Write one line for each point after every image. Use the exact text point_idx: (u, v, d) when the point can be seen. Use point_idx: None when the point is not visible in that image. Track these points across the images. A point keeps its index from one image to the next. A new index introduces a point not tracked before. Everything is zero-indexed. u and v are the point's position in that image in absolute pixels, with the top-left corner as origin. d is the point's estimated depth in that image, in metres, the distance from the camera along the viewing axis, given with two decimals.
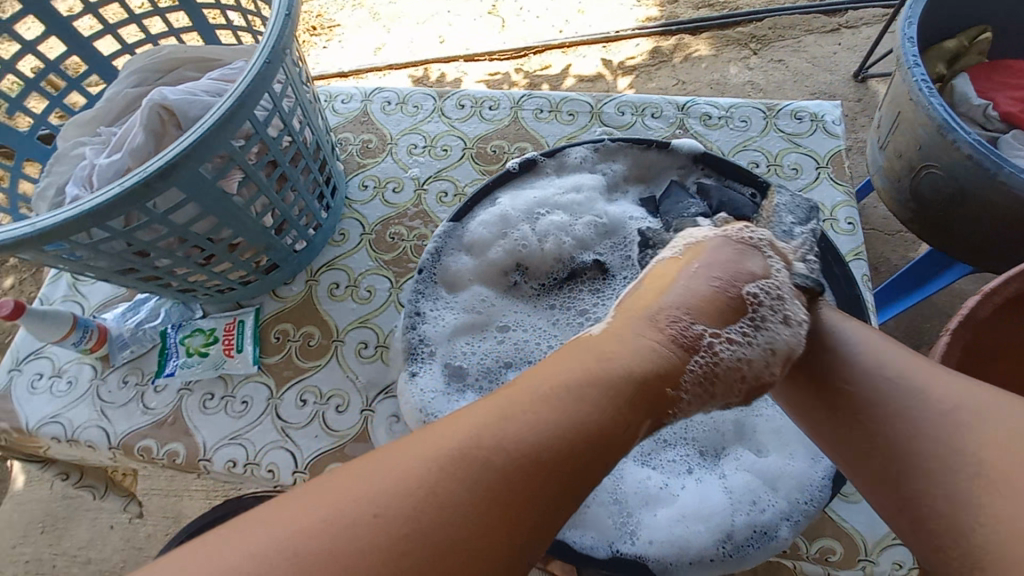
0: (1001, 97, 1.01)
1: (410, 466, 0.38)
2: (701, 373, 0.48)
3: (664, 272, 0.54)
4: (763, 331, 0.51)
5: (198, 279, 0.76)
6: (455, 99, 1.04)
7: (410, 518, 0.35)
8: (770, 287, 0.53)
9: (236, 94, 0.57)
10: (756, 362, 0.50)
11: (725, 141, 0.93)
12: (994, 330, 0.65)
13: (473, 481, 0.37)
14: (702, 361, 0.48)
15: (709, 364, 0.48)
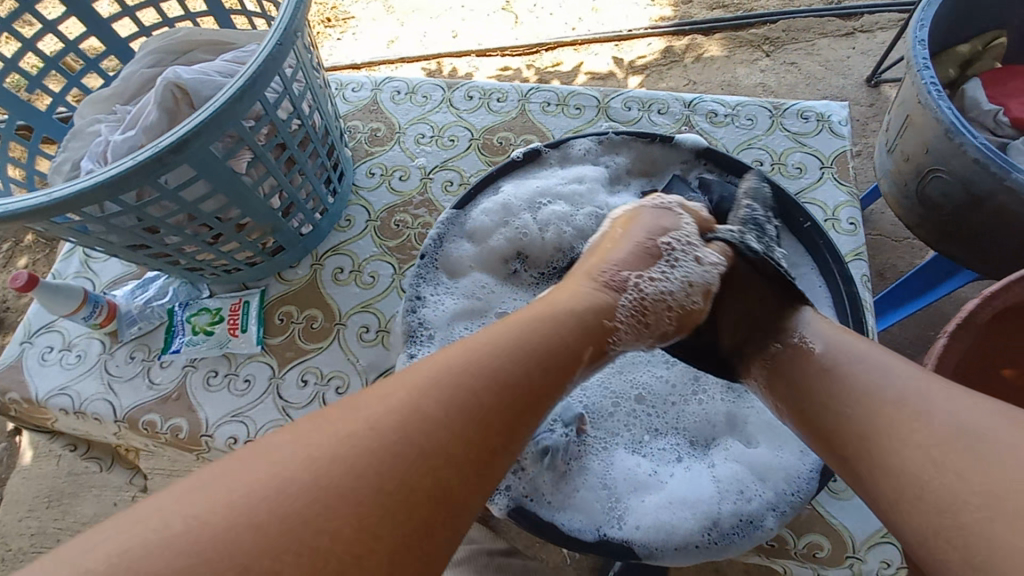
0: (1013, 103, 1.00)
1: (384, 408, 0.41)
2: (631, 309, 0.56)
3: (599, 243, 0.63)
4: (684, 274, 0.59)
5: (205, 258, 0.77)
6: (464, 91, 1.05)
7: (374, 487, 0.37)
8: (679, 235, 0.61)
9: (247, 74, 0.58)
10: (679, 295, 0.58)
11: (730, 138, 0.93)
12: (993, 334, 0.65)
13: (430, 448, 0.39)
14: (630, 300, 0.56)
15: (636, 299, 0.56)
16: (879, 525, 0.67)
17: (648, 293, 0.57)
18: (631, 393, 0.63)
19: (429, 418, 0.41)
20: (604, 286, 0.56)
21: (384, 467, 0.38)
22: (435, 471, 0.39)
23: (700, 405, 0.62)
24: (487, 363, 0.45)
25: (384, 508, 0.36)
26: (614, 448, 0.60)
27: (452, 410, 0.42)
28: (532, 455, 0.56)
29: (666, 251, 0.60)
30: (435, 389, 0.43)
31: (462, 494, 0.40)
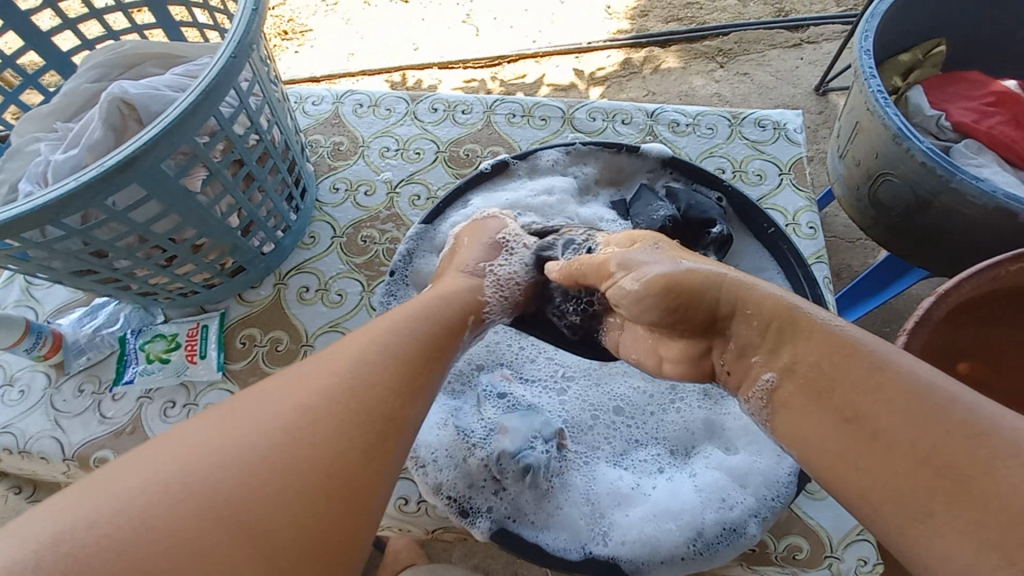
0: (953, 108, 1.07)
1: (296, 431, 0.39)
2: (495, 292, 0.62)
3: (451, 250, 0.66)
4: (525, 255, 0.67)
5: (159, 282, 0.73)
6: (428, 103, 1.03)
7: (298, 461, 0.37)
8: (512, 232, 0.68)
9: (199, 88, 0.55)
10: (526, 276, 0.66)
11: (693, 147, 0.95)
12: (950, 333, 0.67)
13: (343, 419, 0.41)
14: (492, 284, 0.62)
15: (496, 284, 0.62)
16: (854, 523, 0.68)
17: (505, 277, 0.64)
18: (605, 402, 0.63)
19: (339, 387, 0.42)
20: (463, 279, 0.61)
21: (304, 443, 0.38)
22: (357, 439, 0.40)
23: (678, 414, 0.62)
24: (380, 335, 0.48)
25: (316, 481, 0.37)
26: (596, 462, 0.59)
27: (357, 375, 0.44)
28: (514, 472, 0.54)
29: (504, 242, 0.66)
30: (336, 362, 0.45)
31: (388, 456, 0.42)
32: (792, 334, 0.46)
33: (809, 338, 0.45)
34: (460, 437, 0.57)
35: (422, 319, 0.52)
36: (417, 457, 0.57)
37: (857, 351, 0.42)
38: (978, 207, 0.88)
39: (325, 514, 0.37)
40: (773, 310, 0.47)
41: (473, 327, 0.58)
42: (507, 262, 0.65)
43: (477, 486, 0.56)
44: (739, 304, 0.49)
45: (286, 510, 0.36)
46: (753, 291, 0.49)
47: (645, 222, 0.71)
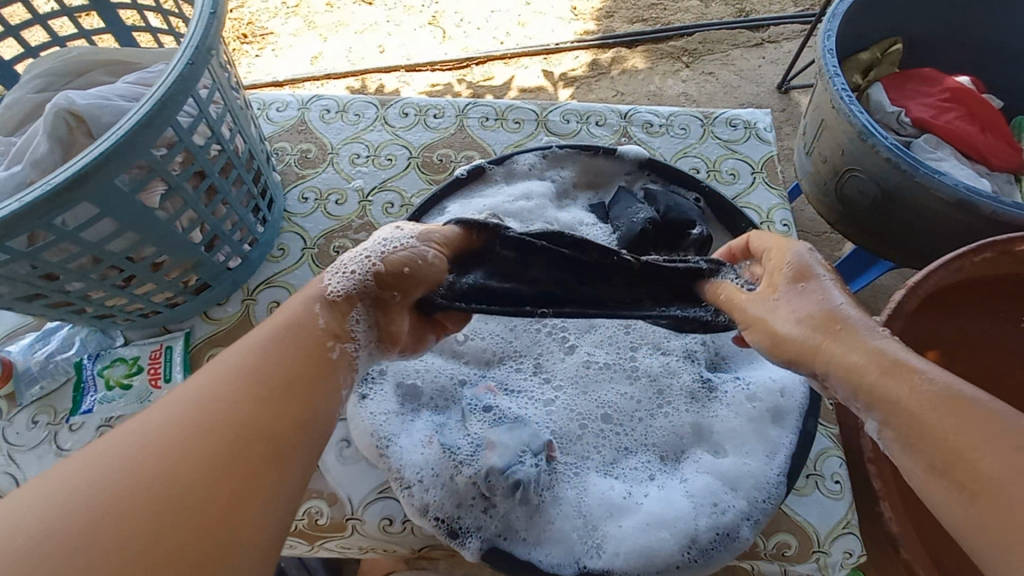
0: (912, 105, 1.10)
1: (153, 450, 0.39)
2: (342, 278, 0.54)
3: None
4: (391, 229, 0.58)
5: (117, 304, 0.68)
6: (398, 107, 1.01)
7: (148, 474, 0.37)
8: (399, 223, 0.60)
9: (154, 98, 0.52)
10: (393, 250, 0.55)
11: (667, 147, 0.95)
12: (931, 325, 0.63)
13: (202, 435, 0.40)
14: (334, 270, 0.55)
15: (342, 270, 0.54)
16: (841, 516, 0.69)
17: (348, 259, 0.55)
18: (593, 410, 0.61)
19: (206, 406, 0.42)
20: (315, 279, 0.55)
21: (164, 458, 0.39)
22: (223, 451, 0.40)
23: (666, 419, 0.61)
24: (255, 345, 0.47)
25: (165, 488, 0.37)
26: (586, 473, 0.58)
27: (222, 393, 0.43)
28: (503, 487, 0.52)
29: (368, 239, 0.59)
30: (205, 379, 0.44)
31: (257, 470, 0.41)
32: (897, 381, 0.41)
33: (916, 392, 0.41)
34: (447, 454, 0.55)
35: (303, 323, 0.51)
36: (403, 478, 0.55)
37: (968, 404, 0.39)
38: (941, 200, 0.90)
39: (184, 534, 0.36)
40: (874, 362, 0.43)
41: (325, 313, 0.52)
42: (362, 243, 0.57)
43: (465, 504, 0.54)
44: (847, 354, 0.45)
45: (137, 531, 0.35)
46: (856, 341, 0.45)
47: (625, 225, 0.70)
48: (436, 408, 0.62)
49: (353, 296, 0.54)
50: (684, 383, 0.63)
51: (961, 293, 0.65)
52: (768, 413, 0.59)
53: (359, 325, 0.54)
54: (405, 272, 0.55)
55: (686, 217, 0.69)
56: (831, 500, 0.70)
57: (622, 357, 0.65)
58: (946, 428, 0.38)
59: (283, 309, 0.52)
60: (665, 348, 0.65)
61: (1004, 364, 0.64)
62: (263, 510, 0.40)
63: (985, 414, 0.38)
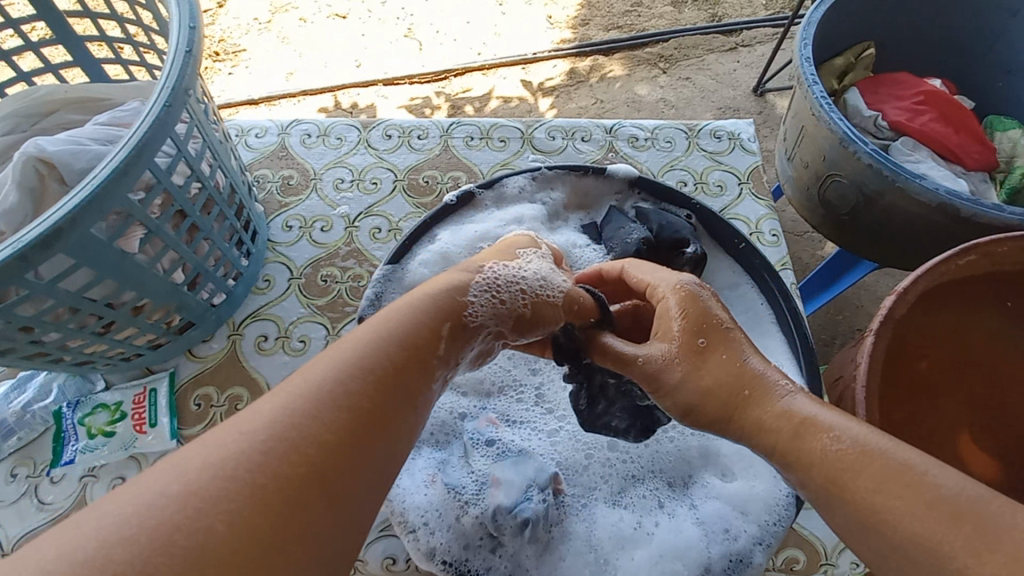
0: (888, 109, 1.12)
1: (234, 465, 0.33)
2: (487, 297, 0.50)
3: (506, 252, 0.57)
4: (548, 269, 0.57)
5: (96, 350, 0.66)
6: (381, 129, 0.99)
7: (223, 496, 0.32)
8: (545, 263, 0.58)
9: (130, 143, 0.50)
10: (543, 303, 0.53)
11: (653, 161, 0.95)
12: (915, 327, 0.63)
13: (287, 457, 0.34)
14: (482, 284, 0.50)
15: (494, 292, 0.50)
16: None
17: (500, 279, 0.52)
18: (598, 437, 0.61)
19: (296, 430, 0.35)
20: (459, 278, 0.50)
21: (245, 477, 0.33)
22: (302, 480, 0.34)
23: (671, 443, 0.60)
24: (352, 357, 0.40)
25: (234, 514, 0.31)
26: (594, 505, 0.57)
27: (308, 420, 0.36)
28: (511, 527, 0.51)
29: (518, 255, 0.56)
30: (286, 393, 0.38)
31: (329, 512, 0.34)
32: (808, 447, 0.42)
33: (824, 457, 0.41)
34: (451, 494, 0.54)
35: (418, 340, 0.44)
36: (407, 522, 0.53)
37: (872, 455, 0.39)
38: (923, 204, 0.91)
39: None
40: (781, 425, 0.44)
41: (447, 339, 0.46)
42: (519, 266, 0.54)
43: (473, 545, 0.53)
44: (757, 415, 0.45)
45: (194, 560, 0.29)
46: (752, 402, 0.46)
47: (619, 246, 0.70)
48: (438, 444, 0.60)
49: (485, 326, 0.49)
50: None
51: (950, 293, 0.63)
52: None
53: (467, 358, 0.49)
54: (536, 325, 0.53)
55: (679, 236, 0.69)
56: None
57: None
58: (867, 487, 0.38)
59: (395, 306, 0.46)
60: None
61: (976, 359, 0.65)
62: (301, 575, 0.32)
63: (894, 467, 0.38)
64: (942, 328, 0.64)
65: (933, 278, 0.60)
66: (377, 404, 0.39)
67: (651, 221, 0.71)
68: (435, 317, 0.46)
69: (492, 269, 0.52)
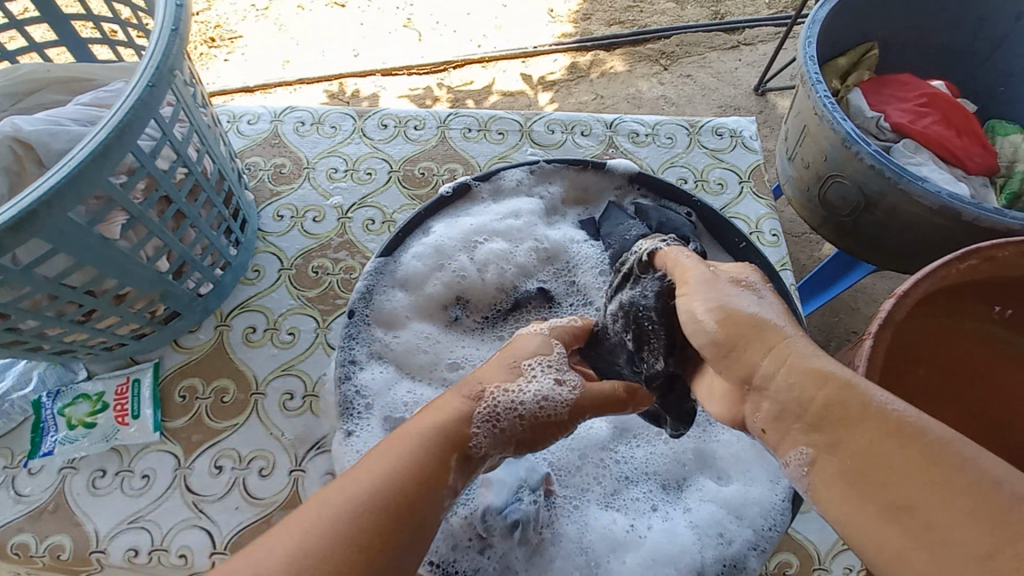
0: (891, 110, 1.10)
1: None
2: (489, 427, 0.44)
3: (510, 359, 0.48)
4: (553, 381, 0.48)
5: (77, 339, 0.64)
6: (377, 118, 0.97)
7: None
8: (554, 367, 0.49)
9: (111, 124, 0.48)
10: (545, 426, 0.47)
11: (654, 157, 0.93)
12: (910, 331, 0.62)
13: None
14: (483, 416, 0.44)
15: (492, 425, 0.44)
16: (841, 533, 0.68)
17: (500, 408, 0.45)
18: (591, 439, 0.59)
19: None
20: (457, 407, 0.43)
21: None
22: None
23: (666, 444, 0.59)
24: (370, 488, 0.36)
25: None
26: (585, 506, 0.56)
27: None
28: (501, 529, 0.50)
29: (527, 368, 0.47)
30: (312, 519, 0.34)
31: None
32: (843, 411, 0.34)
33: (863, 420, 0.33)
34: None
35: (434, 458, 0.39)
36: None
37: (922, 439, 0.31)
38: (924, 207, 0.90)
39: None
40: (810, 390, 0.35)
41: (457, 470, 0.41)
42: (521, 389, 0.46)
43: (461, 546, 0.51)
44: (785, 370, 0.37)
45: None
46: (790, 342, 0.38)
47: (618, 242, 0.67)
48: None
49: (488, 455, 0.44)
50: None
51: (946, 298, 0.62)
52: None
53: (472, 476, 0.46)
54: (541, 441, 0.48)
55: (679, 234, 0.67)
56: None
57: None
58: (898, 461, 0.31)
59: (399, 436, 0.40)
60: None
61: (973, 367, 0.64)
62: None
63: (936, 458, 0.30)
64: (937, 332, 0.63)
65: (932, 282, 0.59)
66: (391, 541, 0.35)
67: (650, 220, 0.70)
68: (447, 438, 0.41)
69: (493, 395, 0.45)
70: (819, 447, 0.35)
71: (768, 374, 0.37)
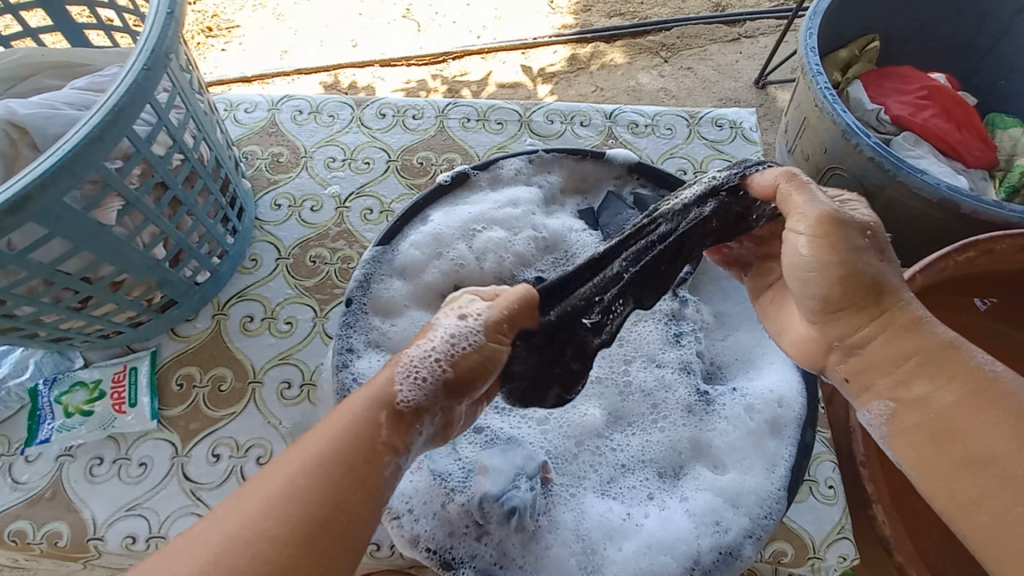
0: (891, 103, 1.10)
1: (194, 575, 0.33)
2: (411, 379, 0.45)
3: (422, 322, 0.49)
4: (459, 321, 0.48)
5: (73, 326, 0.63)
6: (375, 108, 0.96)
7: None
8: (460, 309, 0.49)
9: (106, 107, 0.48)
10: (466, 363, 0.47)
11: (653, 148, 0.93)
12: None
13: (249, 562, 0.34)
14: (403, 373, 0.45)
15: (411, 377, 0.45)
16: (836, 522, 0.68)
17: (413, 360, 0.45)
18: (587, 427, 0.59)
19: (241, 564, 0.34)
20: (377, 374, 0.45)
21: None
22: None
23: (662, 434, 0.59)
24: (297, 467, 0.38)
25: None
26: (582, 494, 0.56)
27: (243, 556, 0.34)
28: (497, 515, 0.50)
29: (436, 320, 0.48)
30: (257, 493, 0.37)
31: None
32: (935, 371, 0.43)
33: (955, 379, 0.42)
34: (437, 481, 0.53)
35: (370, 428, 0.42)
36: (391, 508, 0.52)
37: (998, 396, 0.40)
38: (924, 199, 0.90)
39: None
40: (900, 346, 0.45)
41: (389, 426, 0.43)
42: (429, 338, 0.46)
43: (457, 533, 0.51)
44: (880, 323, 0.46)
45: None
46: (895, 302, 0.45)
47: (616, 232, 0.68)
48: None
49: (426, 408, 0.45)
50: (680, 397, 0.61)
51: (942, 291, 0.62)
52: (767, 425, 0.56)
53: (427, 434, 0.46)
54: (478, 381, 0.48)
55: None
56: (826, 505, 0.69)
57: (616, 374, 0.63)
58: (956, 419, 0.41)
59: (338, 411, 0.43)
60: (659, 361, 0.63)
61: None
62: None
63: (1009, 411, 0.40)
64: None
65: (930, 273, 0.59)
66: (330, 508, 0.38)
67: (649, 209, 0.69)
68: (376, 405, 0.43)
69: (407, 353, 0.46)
70: (899, 400, 0.44)
71: (862, 336, 0.46)
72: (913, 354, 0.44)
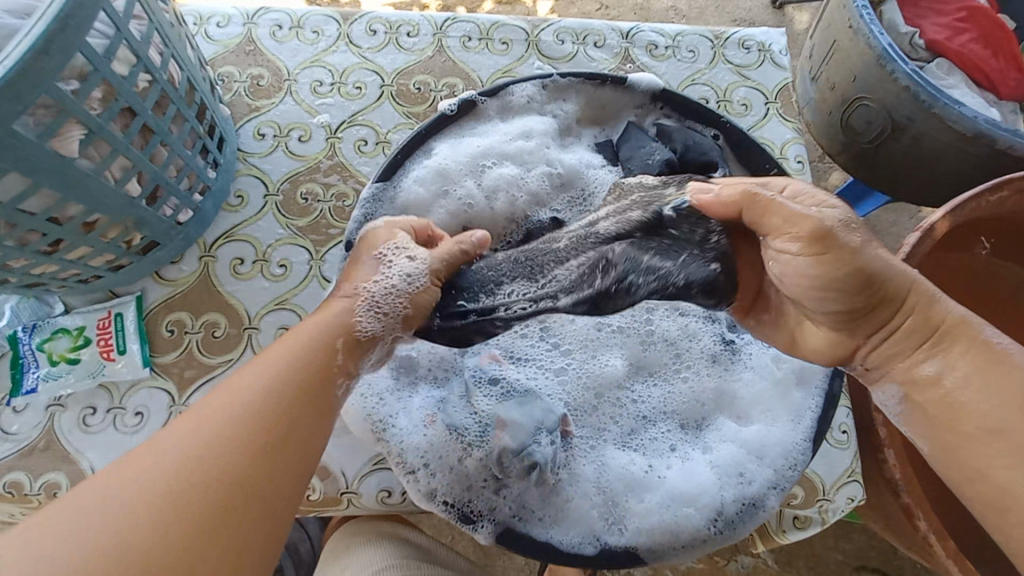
0: (928, 25, 1.01)
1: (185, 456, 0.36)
2: (371, 313, 0.49)
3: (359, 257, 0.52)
4: (409, 260, 0.52)
5: (46, 271, 0.58)
6: (364, 23, 0.86)
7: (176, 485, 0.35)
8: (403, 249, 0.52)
9: (52, 13, 0.42)
10: (421, 298, 0.51)
11: (673, 74, 0.85)
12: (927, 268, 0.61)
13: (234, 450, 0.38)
14: (368, 304, 0.49)
15: (371, 309, 0.49)
16: (846, 466, 0.68)
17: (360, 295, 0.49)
18: (606, 377, 0.57)
19: (203, 473, 0.36)
20: (338, 306, 0.48)
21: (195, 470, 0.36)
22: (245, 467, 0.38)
23: (685, 384, 0.57)
24: (248, 387, 0.41)
25: (185, 498, 0.35)
26: (603, 446, 0.54)
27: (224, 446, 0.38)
28: (518, 471, 0.49)
29: (380, 255, 0.51)
30: (238, 395, 0.40)
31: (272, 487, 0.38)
32: (945, 350, 0.42)
33: (966, 353, 0.41)
34: (453, 435, 0.51)
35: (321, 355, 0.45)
36: (405, 463, 0.50)
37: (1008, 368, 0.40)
38: None
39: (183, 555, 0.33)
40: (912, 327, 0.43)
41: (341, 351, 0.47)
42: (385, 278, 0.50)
43: (475, 488, 0.50)
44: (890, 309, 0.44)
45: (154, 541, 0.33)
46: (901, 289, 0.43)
47: (638, 168, 0.62)
48: (413, 378, 0.56)
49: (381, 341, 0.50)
50: (704, 346, 0.58)
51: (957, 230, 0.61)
52: (793, 375, 0.55)
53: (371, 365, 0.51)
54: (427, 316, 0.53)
55: (707, 158, 0.60)
56: (837, 450, 0.69)
57: (637, 322, 0.59)
58: (965, 401, 0.41)
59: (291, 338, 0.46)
60: (684, 308, 0.60)
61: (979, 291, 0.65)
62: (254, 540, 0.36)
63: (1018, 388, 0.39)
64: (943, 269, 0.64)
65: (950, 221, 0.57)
66: (281, 427, 0.40)
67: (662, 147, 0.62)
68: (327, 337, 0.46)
69: (363, 288, 0.49)
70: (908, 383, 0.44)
71: (882, 331, 0.44)
72: (927, 337, 0.43)
